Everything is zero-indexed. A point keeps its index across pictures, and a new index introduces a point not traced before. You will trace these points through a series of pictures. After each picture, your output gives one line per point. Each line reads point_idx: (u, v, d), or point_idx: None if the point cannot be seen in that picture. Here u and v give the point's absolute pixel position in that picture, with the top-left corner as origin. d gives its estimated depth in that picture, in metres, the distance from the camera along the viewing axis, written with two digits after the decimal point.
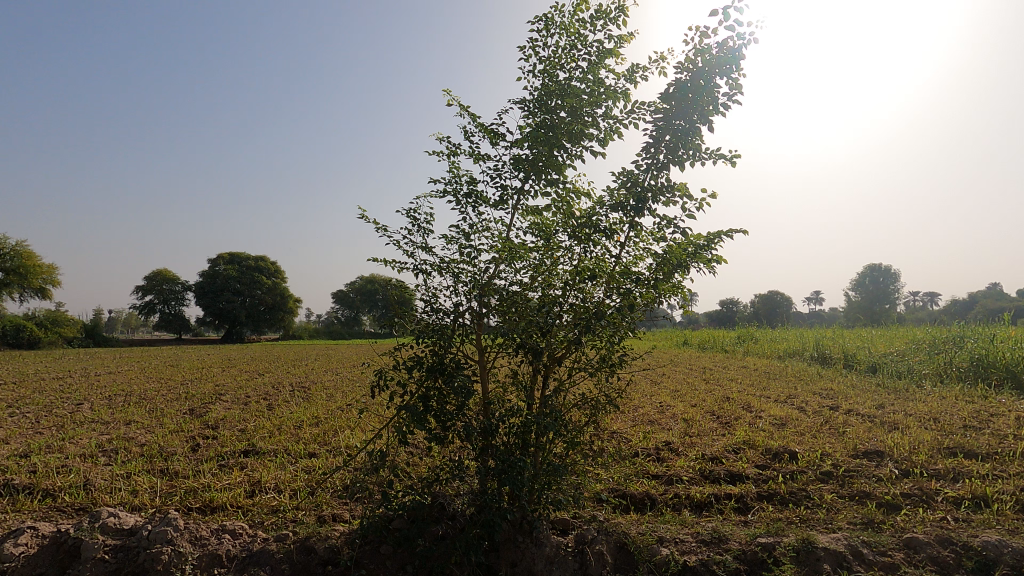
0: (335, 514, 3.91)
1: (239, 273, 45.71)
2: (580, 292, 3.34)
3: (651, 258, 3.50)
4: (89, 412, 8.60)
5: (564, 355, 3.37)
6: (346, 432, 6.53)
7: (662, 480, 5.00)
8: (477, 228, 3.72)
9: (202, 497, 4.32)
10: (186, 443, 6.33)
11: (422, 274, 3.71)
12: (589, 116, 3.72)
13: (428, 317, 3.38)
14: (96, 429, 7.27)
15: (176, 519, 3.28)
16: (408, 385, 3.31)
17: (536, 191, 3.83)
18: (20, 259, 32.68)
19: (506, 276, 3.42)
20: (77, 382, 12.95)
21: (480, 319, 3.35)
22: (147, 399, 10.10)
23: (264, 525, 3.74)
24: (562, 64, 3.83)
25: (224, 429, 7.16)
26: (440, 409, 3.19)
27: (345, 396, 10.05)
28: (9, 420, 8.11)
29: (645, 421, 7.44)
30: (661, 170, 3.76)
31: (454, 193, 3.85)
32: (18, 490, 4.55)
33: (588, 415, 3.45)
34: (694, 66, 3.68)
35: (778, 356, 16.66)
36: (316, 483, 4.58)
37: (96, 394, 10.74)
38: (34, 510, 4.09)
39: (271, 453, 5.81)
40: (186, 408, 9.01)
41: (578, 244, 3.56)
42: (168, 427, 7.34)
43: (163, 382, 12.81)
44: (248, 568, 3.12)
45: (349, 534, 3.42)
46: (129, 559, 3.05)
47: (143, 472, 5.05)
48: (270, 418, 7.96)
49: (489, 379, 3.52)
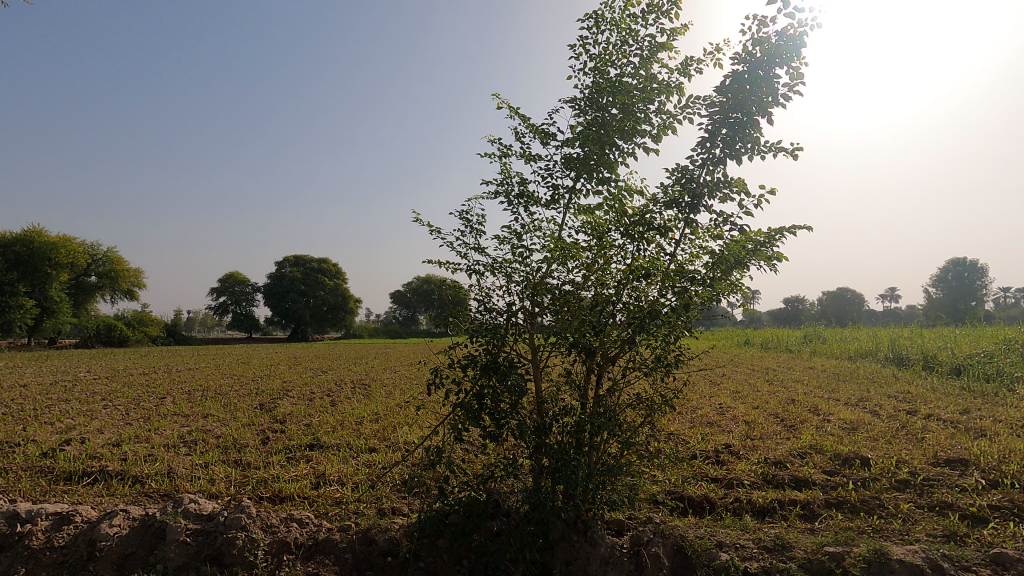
0: (394, 508, 4.02)
1: (304, 275, 47.99)
2: (635, 292, 3.28)
3: (707, 256, 3.40)
4: (171, 406, 9.26)
5: (618, 355, 3.30)
6: (403, 429, 6.68)
7: (722, 483, 4.85)
8: (528, 228, 3.73)
9: (272, 487, 4.57)
10: (255, 436, 6.69)
11: (478, 274, 3.76)
12: (642, 112, 3.64)
13: (482, 316, 3.40)
14: (177, 422, 7.82)
15: (249, 507, 3.43)
16: (462, 383, 3.31)
17: (588, 190, 3.81)
18: (111, 263, 35.57)
19: (558, 275, 3.42)
20: (160, 377, 13.97)
21: (532, 318, 3.36)
22: (222, 394, 10.77)
23: (328, 516, 3.90)
24: (613, 60, 3.78)
25: (291, 423, 7.53)
26: (494, 408, 3.18)
27: (403, 393, 10.32)
28: (104, 412, 8.87)
29: (703, 423, 7.23)
30: (717, 165, 3.64)
31: (505, 194, 3.89)
32: (112, 476, 4.97)
33: (644, 416, 3.37)
34: (751, 57, 3.56)
35: (848, 357, 15.70)
36: (376, 476, 4.75)
37: (177, 390, 11.51)
38: (126, 495, 4.45)
39: (335, 447, 6.07)
40: (255, 403, 9.49)
41: (631, 243, 3.50)
42: (240, 421, 7.79)
43: (236, 378, 13.62)
44: (314, 557, 3.24)
45: (407, 527, 3.49)
46: (208, 543, 3.19)
47: (220, 463, 5.39)
48: (331, 414, 8.26)
49: (542, 378, 3.50)
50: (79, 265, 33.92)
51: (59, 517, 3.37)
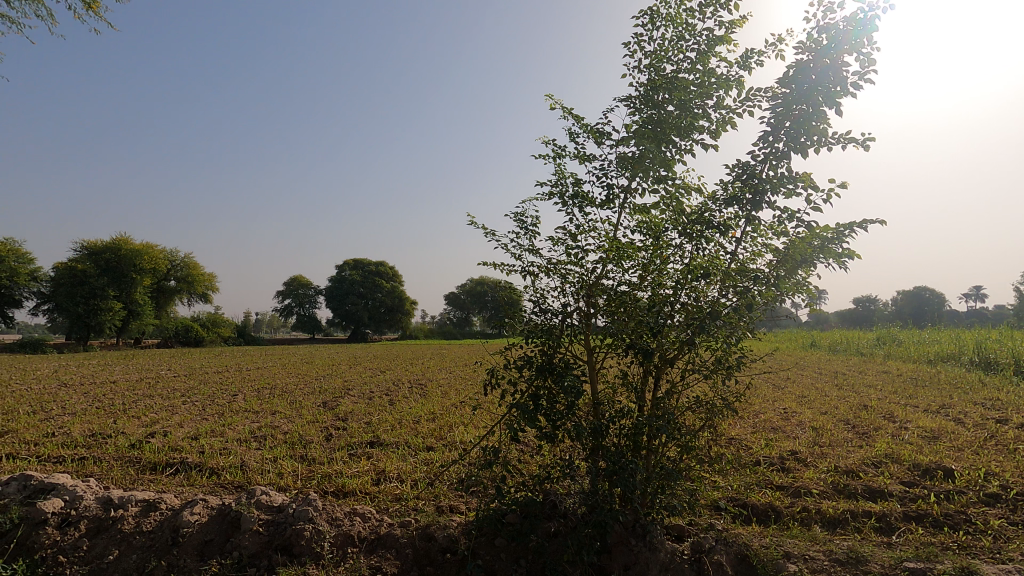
0: (451, 506, 4.08)
1: (363, 279, 49.62)
2: (694, 292, 3.19)
3: (770, 254, 3.28)
4: (243, 403, 9.81)
5: (677, 357, 3.21)
6: (459, 429, 6.79)
7: (788, 492, 4.64)
8: (583, 229, 3.71)
9: (336, 482, 4.75)
10: (320, 433, 6.99)
11: (532, 276, 3.77)
12: (699, 108, 3.55)
13: (537, 317, 3.40)
14: (249, 418, 8.28)
15: (315, 500, 3.58)
16: (518, 383, 3.33)
17: (644, 188, 3.74)
18: (188, 269, 38.05)
19: (614, 276, 3.38)
20: (232, 375, 14.84)
21: (588, 319, 3.33)
22: (289, 392, 11.30)
23: (389, 511, 4.01)
24: (669, 56, 3.71)
25: (353, 421, 7.82)
26: (550, 409, 3.17)
27: (458, 393, 10.48)
28: (184, 407, 9.52)
29: (767, 428, 6.95)
30: (780, 159, 3.50)
31: (559, 195, 3.88)
32: (192, 467, 5.32)
33: (704, 419, 3.28)
34: (817, 45, 3.40)
35: (928, 361, 14.66)
36: (434, 475, 4.85)
37: (248, 387, 12.18)
38: (204, 485, 4.75)
39: (394, 445, 6.24)
40: (319, 401, 9.91)
41: (690, 242, 3.41)
42: (306, 418, 8.16)
43: (301, 377, 14.25)
44: (376, 550, 3.33)
45: (465, 526, 3.53)
46: (279, 533, 3.35)
47: (288, 457, 5.66)
48: (390, 413, 8.50)
49: (597, 380, 3.47)
50: (160, 270, 36.47)
51: (146, 504, 3.63)
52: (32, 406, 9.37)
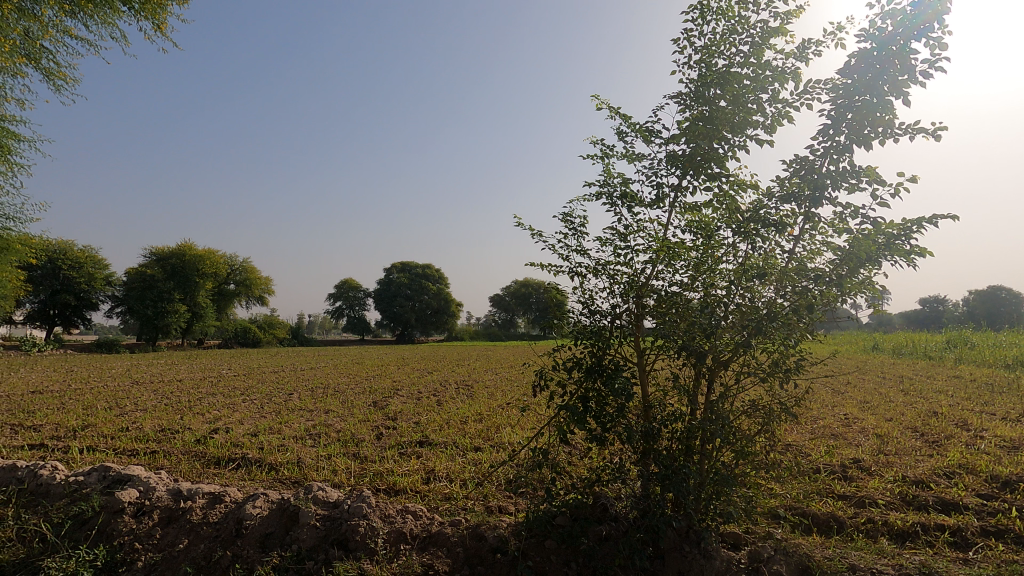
0: (500, 506, 4.10)
1: (410, 281, 50.63)
2: (748, 292, 3.09)
3: (831, 252, 3.13)
4: (299, 401, 10.19)
5: (731, 359, 3.12)
6: (506, 430, 6.82)
7: (851, 502, 4.42)
8: (632, 229, 3.65)
9: (387, 480, 4.86)
10: (371, 432, 7.18)
11: (580, 277, 3.75)
12: (754, 103, 3.44)
13: (586, 318, 3.37)
14: (304, 416, 8.60)
15: (369, 497, 3.67)
16: (567, 385, 3.31)
17: (695, 187, 3.65)
18: (246, 273, 39.86)
19: (665, 276, 3.31)
20: (288, 375, 15.45)
21: (638, 320, 3.28)
22: (341, 392, 11.66)
23: (439, 510, 4.07)
24: (721, 50, 3.61)
25: (402, 421, 7.99)
26: (600, 411, 3.14)
27: (505, 395, 10.54)
28: (244, 405, 9.98)
29: (826, 434, 6.65)
30: (841, 153, 3.34)
31: (607, 195, 3.84)
32: (252, 463, 5.57)
33: (761, 424, 3.17)
34: (881, 32, 3.24)
35: (1005, 366, 13.66)
36: (482, 475, 4.88)
37: (303, 387, 12.64)
38: (264, 480, 4.97)
39: (442, 444, 6.33)
40: (370, 401, 10.18)
41: (744, 241, 3.30)
42: (357, 417, 8.40)
43: (352, 377, 14.67)
44: (428, 548, 3.38)
45: (515, 527, 3.53)
46: (335, 528, 3.46)
47: (341, 455, 5.84)
48: (438, 413, 8.64)
49: (648, 383, 3.41)
50: (221, 274, 38.39)
51: (212, 496, 3.82)
52: (108, 402, 10.05)
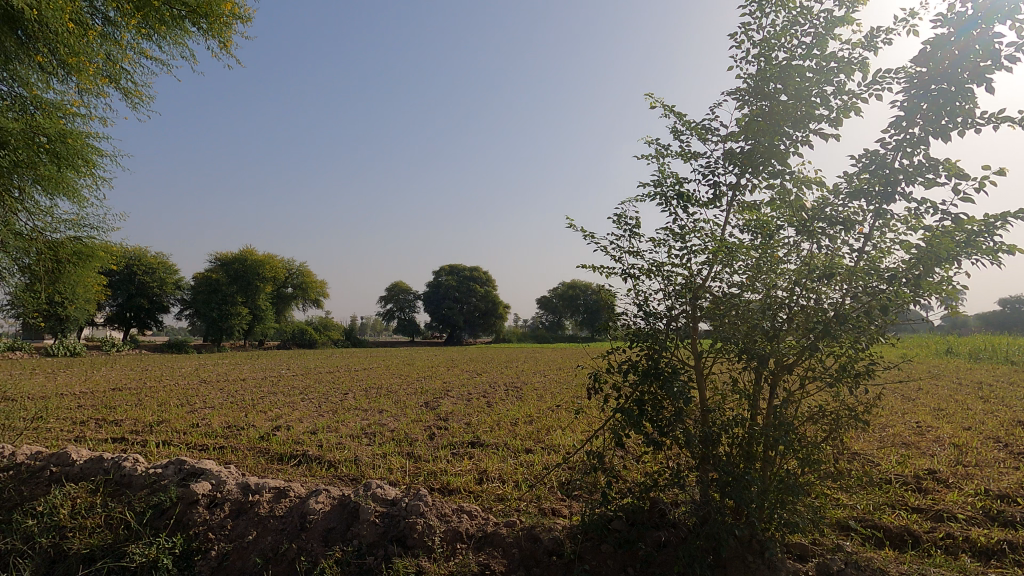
0: (554, 509, 4.10)
1: (458, 284, 51.30)
2: (813, 294, 2.96)
3: (905, 250, 2.97)
4: (354, 401, 10.52)
5: (796, 363, 3.00)
6: (557, 432, 6.80)
7: (927, 515, 4.16)
8: (688, 229, 3.58)
9: (441, 479, 4.94)
10: (423, 432, 7.32)
11: (634, 279, 3.70)
12: (817, 96, 3.31)
13: (641, 321, 3.32)
14: (359, 415, 8.86)
15: (426, 496, 3.75)
16: (622, 388, 3.27)
17: (754, 185, 3.54)
18: (303, 276, 41.46)
19: (723, 277, 3.23)
20: (343, 375, 15.97)
21: (694, 322, 3.21)
22: (394, 392, 11.95)
23: (493, 511, 4.10)
24: (782, 43, 3.49)
25: (453, 421, 8.10)
26: (656, 415, 3.08)
27: (554, 397, 10.51)
28: (303, 404, 10.38)
29: (897, 443, 6.28)
30: (916, 146, 3.16)
31: (661, 195, 3.78)
32: (312, 459, 5.79)
33: (828, 431, 3.03)
34: (960, 17, 3.05)
35: None
36: (535, 477, 4.89)
37: (357, 387, 13.03)
38: (324, 477, 5.15)
39: (494, 446, 6.38)
40: (421, 401, 10.38)
41: (808, 240, 3.18)
42: (410, 417, 8.59)
43: (404, 378, 15.00)
44: (484, 548, 3.42)
45: (570, 530, 3.52)
46: (393, 525, 3.55)
47: (396, 454, 5.98)
48: (489, 414, 8.71)
49: (707, 387, 3.32)
50: (279, 278, 40.09)
51: (278, 491, 3.99)
52: (180, 399, 10.69)
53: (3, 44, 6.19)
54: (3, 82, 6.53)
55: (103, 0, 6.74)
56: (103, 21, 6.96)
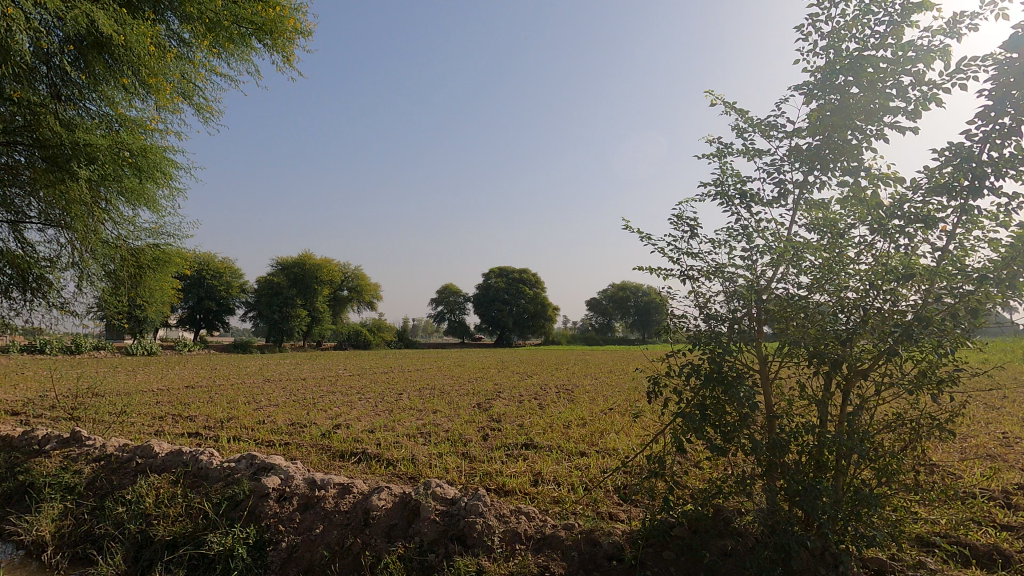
0: (611, 513, 4.06)
1: (507, 286, 51.61)
2: (890, 296, 2.81)
3: (995, 249, 2.77)
4: (409, 401, 10.77)
5: (871, 368, 2.86)
6: (611, 436, 6.73)
7: (1019, 534, 3.86)
8: (750, 230, 3.47)
9: (497, 480, 4.99)
10: (477, 432, 7.41)
11: (693, 281, 3.62)
12: (892, 87, 3.14)
13: (702, 323, 3.25)
14: (414, 415, 9.07)
15: (484, 496, 3.79)
16: (683, 392, 3.21)
17: (823, 182, 3.40)
18: (358, 279, 42.80)
19: (789, 279, 3.11)
20: (397, 376, 16.38)
21: (759, 325, 3.11)
22: (447, 393, 12.15)
23: (550, 513, 4.10)
24: (852, 34, 3.34)
25: (506, 423, 8.16)
26: (720, 420, 3.01)
27: (607, 400, 10.40)
28: (360, 403, 10.72)
29: (982, 455, 5.85)
30: (1006, 137, 2.95)
31: (722, 195, 3.68)
32: (372, 457, 5.97)
33: (908, 440, 2.87)
34: None
35: None
36: (591, 481, 4.86)
37: (411, 387, 13.32)
38: (384, 474, 5.31)
39: (547, 448, 6.38)
40: (474, 402, 10.51)
41: (883, 239, 3.02)
42: (464, 417, 8.72)
43: (456, 379, 15.23)
44: (543, 550, 3.42)
45: (630, 535, 3.48)
46: (453, 524, 3.62)
47: (452, 454, 6.09)
48: (541, 416, 8.73)
49: (773, 392, 3.21)
50: (336, 281, 41.54)
51: (342, 487, 4.14)
52: (247, 397, 11.26)
53: (93, 67, 6.75)
54: (92, 103, 7.11)
55: (179, 23, 7.30)
56: (178, 43, 7.50)
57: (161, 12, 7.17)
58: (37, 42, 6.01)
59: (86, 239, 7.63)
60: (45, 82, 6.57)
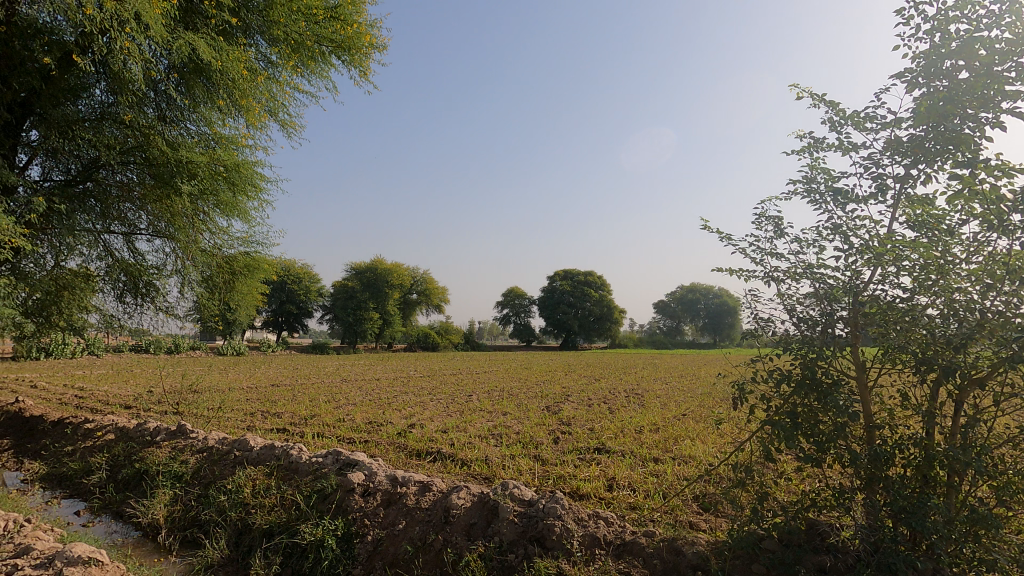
0: (692, 522, 3.95)
1: (573, 289, 51.32)
2: (1010, 299, 2.57)
3: None
4: (479, 402, 10.94)
5: (988, 377, 2.63)
6: (686, 442, 6.54)
7: None
8: (843, 228, 3.28)
9: (571, 484, 4.98)
10: (548, 435, 7.42)
11: (780, 283, 3.47)
12: (1010, 70, 2.87)
13: (791, 327, 3.11)
14: (485, 416, 9.21)
15: (562, 499, 3.80)
16: (771, 399, 3.08)
17: (927, 176, 3.17)
18: (427, 283, 44.00)
19: (889, 280, 2.92)
20: (466, 378, 16.69)
21: (855, 329, 2.93)
22: (515, 395, 12.25)
23: (627, 519, 4.05)
24: (960, 15, 3.09)
25: (577, 426, 8.12)
26: (813, 429, 2.86)
27: (680, 405, 10.11)
28: (432, 404, 11.01)
29: None
30: None
31: (812, 192, 3.51)
32: (446, 457, 6.12)
33: None
34: None
35: None
36: (668, 488, 4.75)
37: (481, 389, 13.53)
38: (459, 474, 5.43)
39: (620, 453, 6.30)
40: (543, 405, 10.53)
41: (1000, 236, 2.77)
42: (533, 420, 8.75)
43: (524, 382, 15.31)
44: (623, 556, 3.38)
45: (715, 546, 3.37)
46: (532, 525, 3.65)
47: (524, 456, 6.13)
48: (612, 420, 8.61)
49: (872, 401, 3.02)
50: (406, 285, 42.90)
51: (422, 485, 4.28)
52: (327, 396, 11.85)
53: (193, 91, 7.32)
54: (192, 124, 7.69)
55: (267, 46, 7.81)
56: (266, 64, 8.03)
57: (251, 36, 7.72)
58: (148, 71, 6.64)
59: (187, 249, 8.36)
60: (152, 105, 7.22)
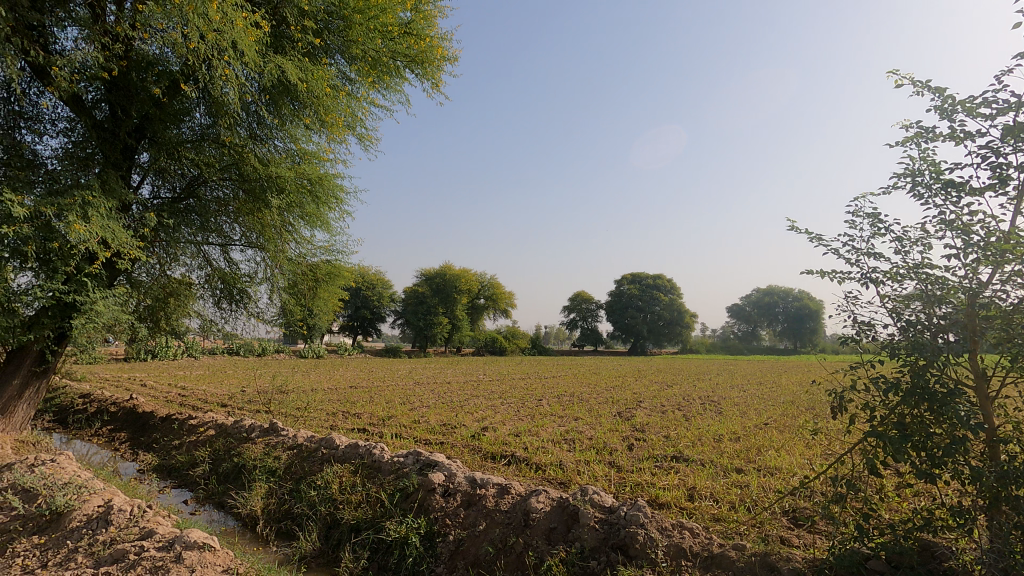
0: (784, 537, 3.74)
1: (641, 293, 50.22)
2: None
3: None
4: (549, 407, 10.92)
5: None
6: (771, 453, 6.23)
7: None
8: (955, 225, 3.03)
9: (650, 492, 4.86)
10: (622, 442, 7.28)
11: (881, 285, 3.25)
12: None
13: (897, 333, 2.90)
14: (556, 421, 9.17)
15: (644, 507, 3.72)
16: (875, 408, 2.88)
17: None
18: (493, 288, 44.51)
19: (1013, 281, 2.66)
20: (534, 382, 16.71)
21: (973, 335, 2.69)
22: (586, 400, 12.12)
23: (712, 531, 3.90)
24: None
25: (651, 433, 7.92)
26: (926, 442, 2.65)
27: (761, 414, 9.62)
28: (502, 407, 11.10)
29: None
30: None
31: (916, 188, 3.27)
32: (520, 460, 6.15)
33: None
34: None
35: None
36: (753, 501, 4.54)
37: (550, 393, 13.51)
38: (534, 478, 5.44)
39: (699, 462, 6.08)
40: (614, 411, 10.36)
41: None
42: (606, 426, 8.62)
43: (593, 387, 15.13)
44: (712, 569, 3.26)
45: (813, 564, 3.17)
46: (614, 533, 3.60)
47: (598, 462, 6.06)
48: (687, 428, 8.34)
49: (994, 413, 2.76)
50: (473, 290, 43.61)
51: (501, 487, 4.33)
52: (401, 398, 12.22)
53: (281, 110, 7.82)
54: (280, 141, 8.21)
55: (346, 63, 8.23)
56: (345, 81, 8.46)
57: (331, 56, 8.16)
58: (243, 94, 7.16)
59: (276, 258, 8.93)
60: (245, 125, 7.78)
